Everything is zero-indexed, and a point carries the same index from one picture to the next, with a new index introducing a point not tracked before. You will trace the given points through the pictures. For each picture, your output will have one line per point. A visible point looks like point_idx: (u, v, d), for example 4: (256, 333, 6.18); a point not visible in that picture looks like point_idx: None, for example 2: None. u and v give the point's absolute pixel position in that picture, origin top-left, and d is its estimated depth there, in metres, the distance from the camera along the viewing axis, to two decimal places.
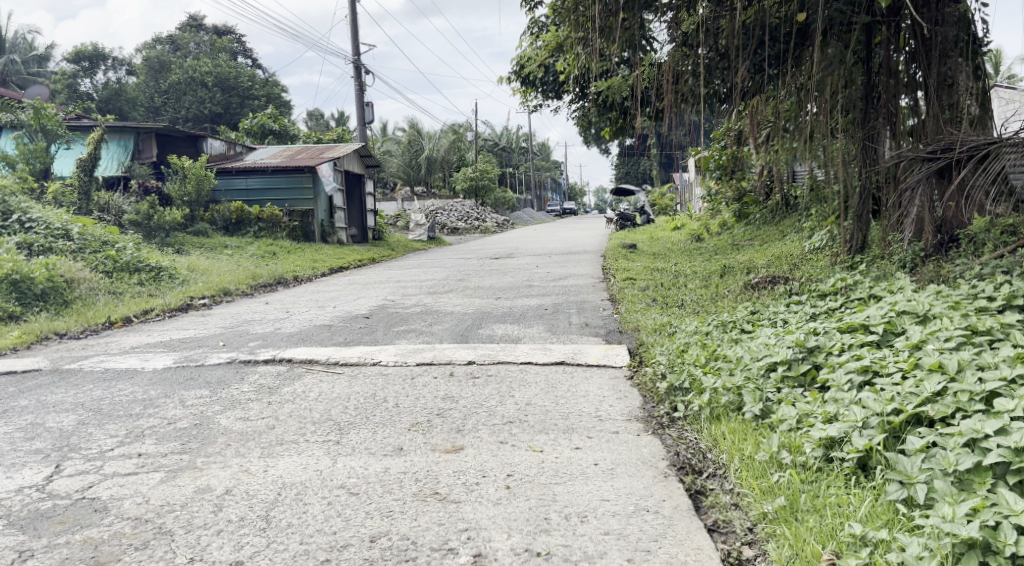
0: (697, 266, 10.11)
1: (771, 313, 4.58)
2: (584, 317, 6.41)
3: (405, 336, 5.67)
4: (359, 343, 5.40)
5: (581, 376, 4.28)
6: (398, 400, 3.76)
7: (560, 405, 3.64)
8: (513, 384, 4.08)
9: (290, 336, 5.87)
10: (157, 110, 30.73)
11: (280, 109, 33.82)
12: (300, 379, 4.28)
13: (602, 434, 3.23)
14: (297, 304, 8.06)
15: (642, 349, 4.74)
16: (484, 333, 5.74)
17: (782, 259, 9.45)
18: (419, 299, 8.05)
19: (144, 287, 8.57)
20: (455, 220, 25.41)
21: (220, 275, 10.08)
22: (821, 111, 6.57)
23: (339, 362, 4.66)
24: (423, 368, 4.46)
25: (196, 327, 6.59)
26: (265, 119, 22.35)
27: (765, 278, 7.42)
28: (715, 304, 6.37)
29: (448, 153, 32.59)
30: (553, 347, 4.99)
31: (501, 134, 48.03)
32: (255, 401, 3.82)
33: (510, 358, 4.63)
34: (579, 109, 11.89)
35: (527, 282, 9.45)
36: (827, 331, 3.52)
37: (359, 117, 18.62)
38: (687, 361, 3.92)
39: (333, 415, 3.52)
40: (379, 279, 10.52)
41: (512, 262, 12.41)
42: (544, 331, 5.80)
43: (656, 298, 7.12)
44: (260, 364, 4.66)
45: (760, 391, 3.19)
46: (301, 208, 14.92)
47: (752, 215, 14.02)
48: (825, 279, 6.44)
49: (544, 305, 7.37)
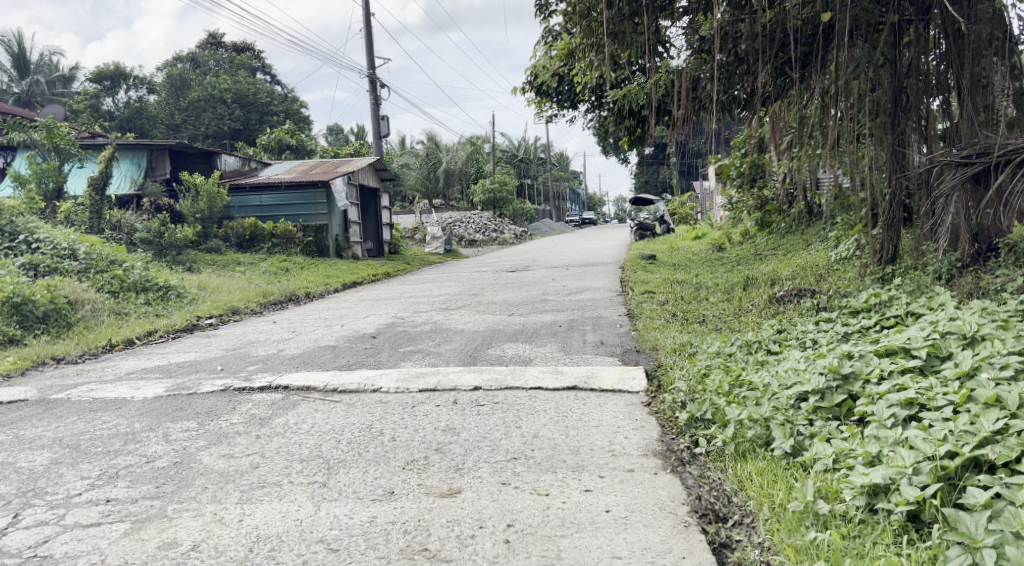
0: (719, 278, 9.74)
1: (799, 332, 4.25)
2: (599, 335, 6.10)
3: (410, 358, 5.40)
4: (362, 367, 5.14)
5: (594, 404, 3.96)
6: (396, 433, 3.49)
7: (570, 438, 3.34)
8: (521, 413, 3.78)
9: (291, 359, 5.62)
10: (177, 127, 30.90)
11: (299, 125, 33.91)
12: (295, 408, 4.03)
13: (616, 473, 2.93)
14: (304, 322, 7.83)
15: (660, 372, 4.41)
16: (493, 353, 5.45)
17: (807, 271, 9.06)
18: (430, 316, 7.78)
19: (150, 308, 8.40)
20: (473, 232, 25.18)
21: (231, 293, 9.90)
22: (845, 116, 6.23)
23: (338, 388, 4.40)
24: (426, 395, 4.18)
25: (198, 349, 6.38)
26: (282, 134, 22.32)
27: (791, 291, 7.07)
28: (738, 320, 6.03)
29: (466, 166, 32.42)
30: (565, 369, 4.69)
31: (520, 144, 47.89)
32: (243, 435, 3.57)
33: (519, 383, 4.33)
34: (595, 119, 11.62)
35: (542, 296, 9.17)
36: (863, 355, 3.20)
37: (375, 130, 18.50)
38: (708, 386, 3.60)
39: (324, 451, 3.26)
40: (392, 295, 10.30)
41: (528, 275, 12.13)
42: (557, 350, 5.51)
43: (676, 313, 6.80)
44: (255, 391, 4.42)
45: (790, 424, 2.88)
46: (315, 223, 14.74)
47: (774, 224, 13.61)
48: (856, 292, 6.08)
49: (558, 321, 7.08)
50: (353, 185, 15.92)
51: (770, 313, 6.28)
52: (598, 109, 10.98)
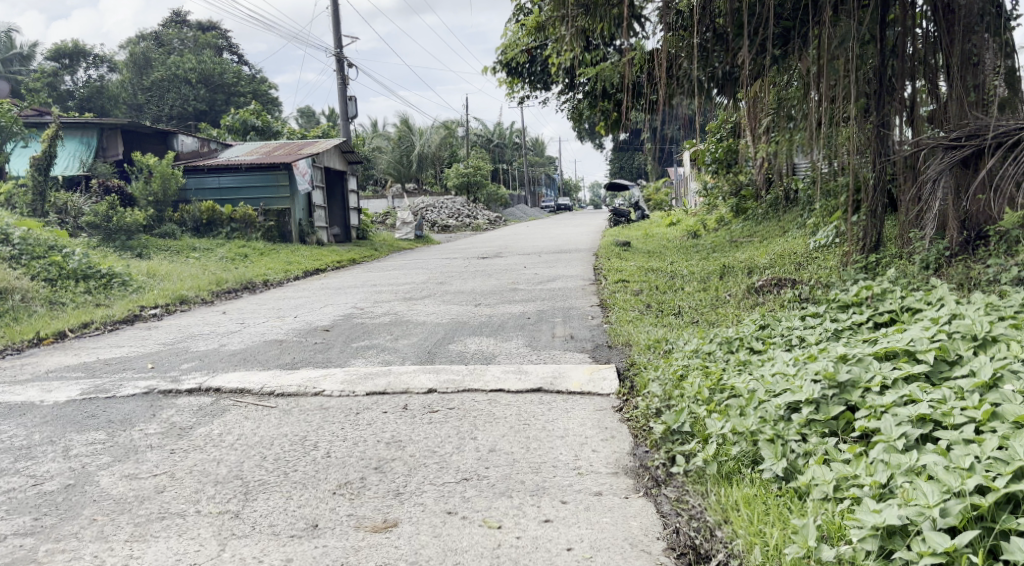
0: (694, 266, 9.39)
1: (784, 329, 3.87)
2: (570, 328, 5.69)
3: (362, 355, 4.94)
4: (308, 365, 4.67)
5: (560, 409, 3.54)
6: (332, 448, 3.04)
7: (531, 453, 2.92)
8: (478, 422, 3.35)
9: (231, 356, 5.14)
10: (140, 108, 29.91)
11: (267, 107, 33.05)
12: (222, 416, 3.58)
13: (581, 497, 2.52)
14: (256, 313, 7.33)
15: (632, 373, 4.00)
16: (453, 349, 5.01)
17: (785, 259, 8.72)
18: (391, 307, 7.32)
19: (91, 298, 7.86)
20: (445, 218, 24.67)
21: (182, 280, 9.37)
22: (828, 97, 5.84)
23: (275, 392, 3.94)
24: (373, 399, 3.74)
25: (134, 344, 5.88)
26: (247, 115, 21.60)
27: (770, 281, 6.70)
28: (716, 313, 5.66)
29: (439, 150, 31.85)
30: (530, 368, 4.27)
31: (494, 129, 47.20)
32: (156, 448, 3.11)
33: (479, 385, 3.90)
34: (568, 101, 11.16)
35: (511, 285, 8.74)
36: (860, 359, 2.81)
37: (342, 111, 17.89)
38: (685, 391, 3.21)
39: (244, 471, 2.81)
40: (354, 283, 9.82)
41: (499, 262, 11.69)
42: (523, 345, 5.09)
43: (651, 304, 6.41)
44: (182, 395, 3.96)
45: (781, 440, 2.49)
46: (277, 206, 14.11)
47: (750, 211, 13.30)
48: (842, 283, 5.73)
49: (527, 312, 6.66)
50: (317, 168, 15.33)
51: (751, 305, 5.91)
52: (572, 91, 10.54)
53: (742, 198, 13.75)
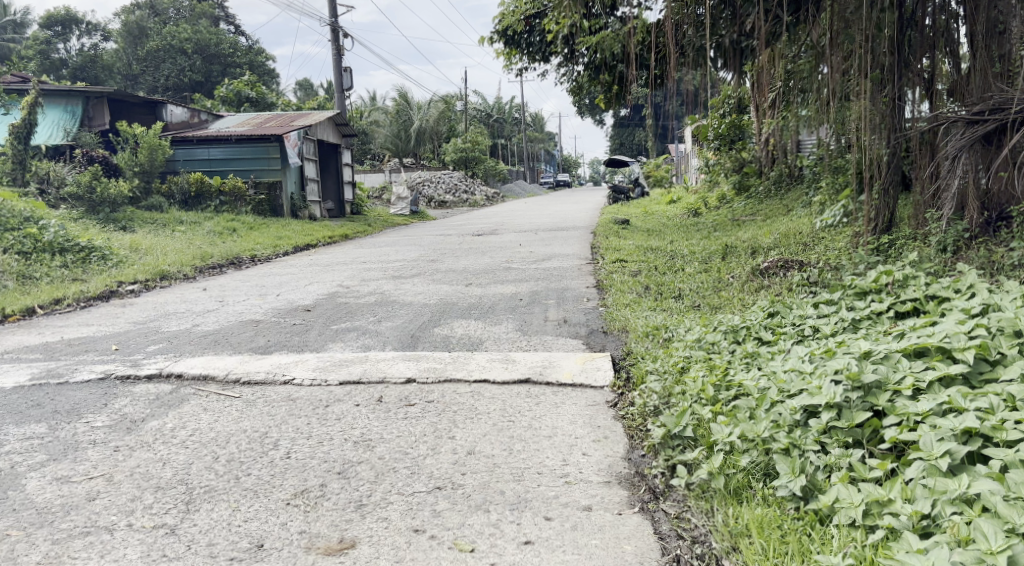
0: (695, 246, 9.04)
1: (796, 318, 3.53)
2: (563, 311, 5.36)
3: (341, 338, 4.63)
4: (281, 349, 4.36)
5: (549, 404, 3.22)
6: (293, 448, 2.73)
7: (514, 458, 2.60)
8: (458, 418, 3.03)
9: (202, 338, 4.82)
10: (135, 78, 29.40)
11: (264, 78, 32.48)
12: (179, 407, 3.26)
13: (568, 512, 2.22)
14: (237, 291, 7.01)
15: (629, 363, 3.68)
16: (438, 333, 4.68)
17: (790, 239, 8.37)
18: (378, 286, 6.99)
19: (67, 272, 7.53)
20: (442, 193, 24.28)
21: (165, 255, 9.02)
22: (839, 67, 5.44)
23: (241, 380, 3.62)
24: (346, 391, 3.43)
25: (103, 322, 5.56)
26: (241, 86, 21.11)
27: (777, 263, 6.36)
28: (719, 297, 5.32)
29: (437, 124, 31.34)
30: (519, 356, 3.95)
31: (494, 103, 46.49)
32: (98, 444, 2.80)
33: (462, 375, 3.58)
34: (567, 74, 10.65)
35: (505, 264, 8.41)
36: (887, 357, 2.49)
37: (337, 83, 17.44)
38: (686, 388, 2.89)
39: (190, 475, 2.49)
40: (343, 259, 9.48)
41: (494, 239, 11.35)
42: (513, 330, 4.77)
43: (649, 286, 6.08)
44: (140, 382, 3.64)
45: (798, 451, 2.18)
46: (268, 179, 13.72)
47: (753, 188, 12.94)
48: (853, 266, 5.40)
49: (519, 293, 6.34)
50: (309, 140, 14.90)
51: (757, 289, 5.58)
52: (572, 63, 10.12)
53: (745, 174, 13.39)
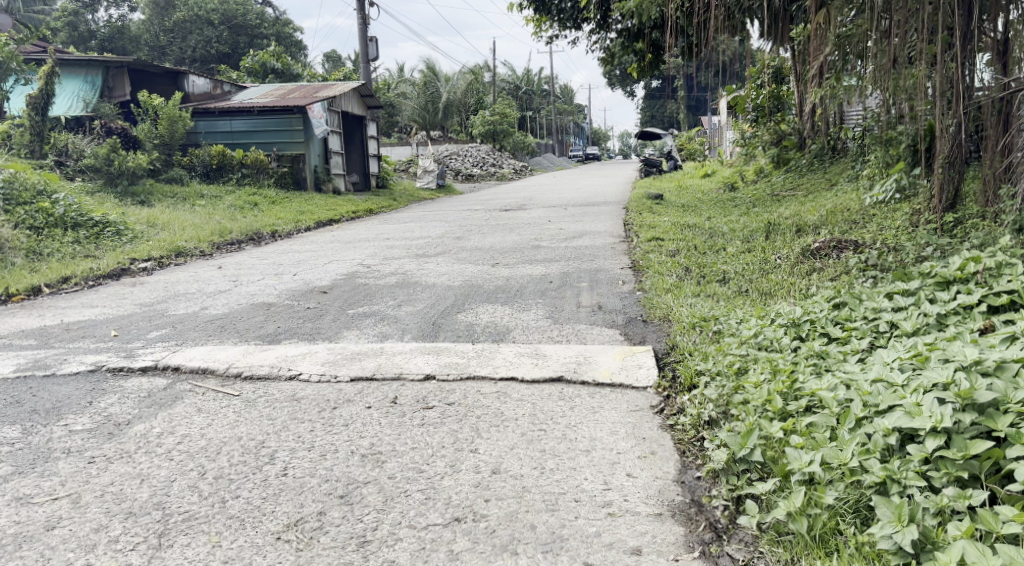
0: (735, 223, 8.55)
1: (868, 309, 3.08)
2: (597, 296, 4.94)
3: (358, 325, 4.27)
4: (291, 337, 4.01)
5: (585, 409, 2.82)
6: (291, 463, 2.37)
7: (547, 479, 2.22)
8: (482, 426, 2.65)
9: (209, 322, 4.49)
10: (162, 50, 29.15)
11: (291, 50, 32.07)
12: (172, 407, 2.92)
13: (611, 557, 1.84)
14: (253, 269, 6.69)
15: (674, 361, 3.28)
16: (461, 321, 4.31)
17: (837, 216, 7.83)
18: (400, 265, 6.63)
19: (80, 248, 7.28)
20: (469, 166, 23.85)
21: (183, 230, 8.75)
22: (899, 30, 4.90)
23: (243, 374, 3.28)
24: (359, 390, 3.06)
25: (109, 303, 5.26)
26: (266, 57, 20.75)
27: (829, 243, 5.85)
28: (768, 282, 4.86)
29: (465, 96, 30.82)
30: (551, 349, 3.56)
31: (523, 74, 45.70)
32: (72, 454, 2.46)
33: (487, 372, 3.19)
34: (599, 42, 10.14)
35: (534, 241, 7.99)
36: (1003, 367, 2.03)
37: (363, 53, 17.01)
38: (746, 395, 2.47)
39: (170, 497, 2.14)
40: (365, 236, 9.14)
41: (522, 215, 10.94)
42: (543, 317, 4.38)
43: (690, 267, 5.62)
44: (133, 375, 3.32)
45: (899, 488, 1.76)
46: (291, 152, 13.39)
47: (793, 161, 12.33)
48: (917, 248, 4.92)
49: (548, 274, 5.94)
50: (334, 111, 14.52)
51: (810, 274, 5.11)
52: (605, 30, 9.57)
53: (783, 147, 12.77)
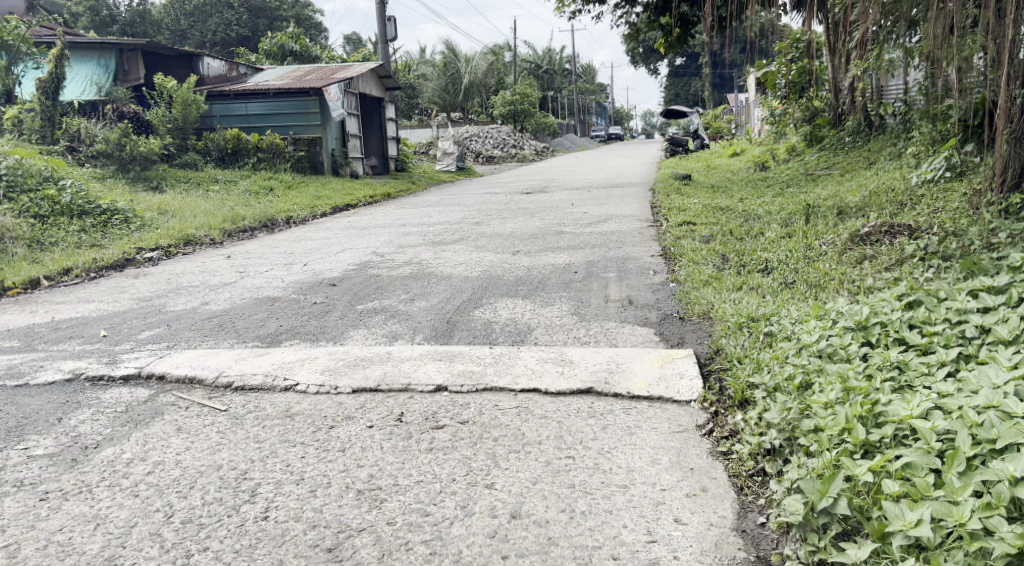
0: (769, 205, 8.04)
1: (950, 309, 2.64)
2: (627, 289, 4.52)
3: (367, 323, 3.91)
4: (293, 338, 3.65)
5: (620, 429, 2.43)
6: (274, 501, 2.00)
7: (578, 527, 1.85)
8: (501, 452, 2.27)
9: (207, 320, 4.14)
10: (183, 34, 28.88)
11: (311, 32, 31.72)
12: (148, 425, 2.56)
13: None
14: (263, 259, 6.36)
15: (720, 370, 2.88)
16: (479, 318, 3.93)
17: (881, 197, 7.24)
18: (415, 253, 6.25)
19: (85, 237, 6.98)
20: (489, 148, 23.38)
21: (194, 217, 8.45)
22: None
23: (233, 385, 2.92)
24: (362, 405, 2.69)
25: (106, 297, 4.94)
26: (284, 39, 20.39)
27: (879, 227, 5.35)
28: (817, 272, 4.41)
29: (486, 77, 30.32)
30: (579, 353, 3.15)
31: (545, 53, 44.94)
32: (23, 489, 2.11)
33: (506, 383, 2.81)
34: (623, 18, 9.63)
35: (557, 227, 7.58)
36: None
37: (381, 33, 16.56)
38: (815, 418, 2.07)
39: (125, 551, 1.80)
40: (382, 222, 8.77)
41: (544, 198, 10.50)
42: (568, 313, 3.98)
43: (728, 255, 5.18)
44: (114, 385, 2.97)
45: None
46: (307, 135, 13.05)
47: (827, 138, 11.69)
48: (983, 233, 4.42)
49: (573, 263, 5.54)
50: (351, 93, 14.14)
51: (862, 263, 4.64)
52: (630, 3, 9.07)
53: (816, 125, 12.12)
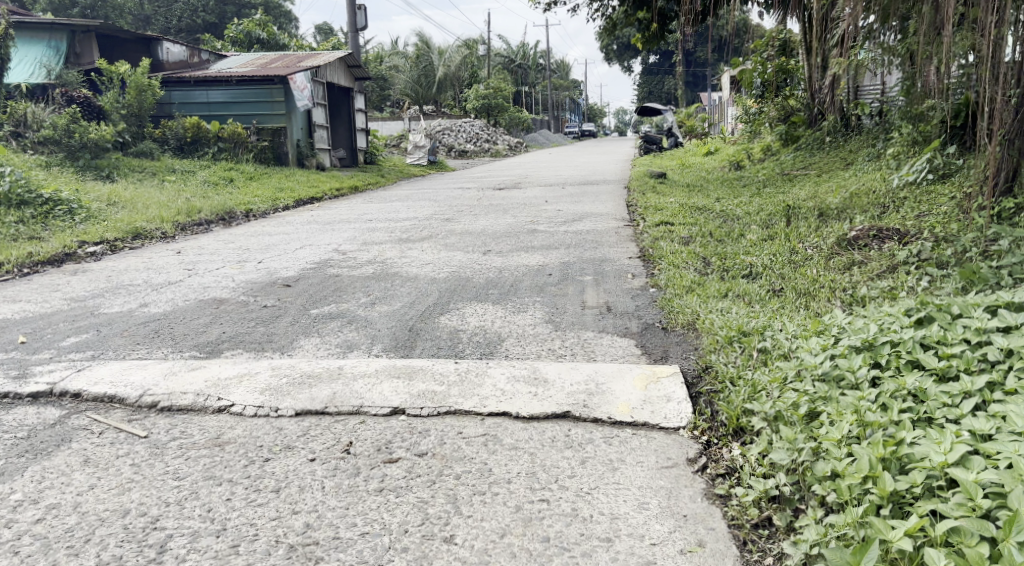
0: (748, 205, 7.80)
1: (967, 330, 2.32)
2: (604, 294, 4.21)
3: (321, 330, 3.55)
4: (237, 347, 3.28)
5: (601, 464, 2.11)
6: (186, 561, 1.69)
7: None
8: (463, 494, 1.94)
9: (144, 325, 3.75)
10: (148, 19, 28.00)
11: (281, 20, 31.03)
12: (49, 457, 2.19)
13: None
14: (215, 256, 5.95)
15: (710, 393, 2.57)
16: (445, 326, 3.59)
17: (862, 198, 6.97)
18: (380, 252, 5.89)
19: (24, 229, 6.50)
20: (461, 142, 22.98)
21: (146, 208, 7.98)
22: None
23: (159, 406, 2.55)
24: (306, 433, 2.33)
25: (35, 296, 4.52)
26: (251, 26, 19.79)
27: (867, 231, 5.10)
28: (804, 279, 4.13)
29: (459, 70, 29.85)
30: (555, 369, 2.82)
31: (518, 49, 44.47)
32: None
33: (472, 406, 2.47)
34: (598, 11, 9.31)
35: (529, 225, 7.25)
36: None
37: (350, 22, 16.06)
38: (830, 460, 1.77)
39: None
40: (346, 217, 8.38)
41: (516, 195, 10.16)
42: (542, 321, 3.66)
43: (710, 259, 4.89)
44: (20, 405, 2.59)
45: None
46: (271, 124, 12.56)
47: (803, 138, 11.47)
48: (979, 239, 4.16)
49: (545, 264, 5.22)
50: (318, 83, 13.66)
51: (851, 269, 4.37)
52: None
53: (791, 124, 11.90)
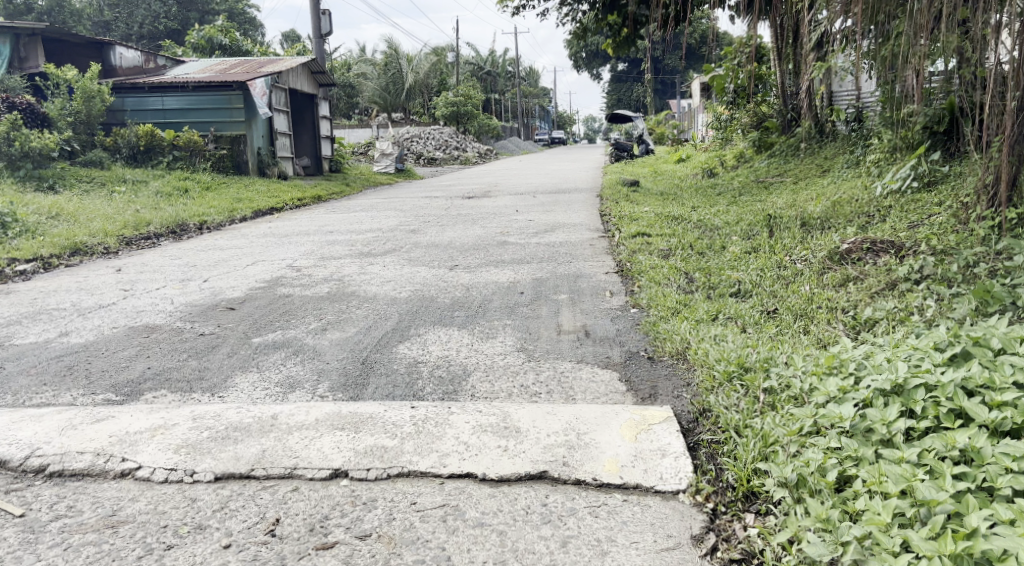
0: (725, 214, 7.49)
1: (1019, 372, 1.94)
2: (581, 316, 3.82)
3: (261, 364, 3.11)
4: (159, 388, 2.83)
5: (586, 548, 1.72)
6: None
7: None
8: None
9: (59, 358, 3.29)
10: (106, 25, 27.08)
11: (245, 26, 30.32)
12: None
13: None
14: (157, 274, 5.47)
15: (710, 446, 2.18)
16: (402, 357, 3.17)
17: (845, 206, 6.68)
18: (338, 267, 5.46)
19: None
20: (430, 150, 22.53)
21: (89, 221, 7.44)
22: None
23: (47, 470, 2.09)
24: (223, 508, 1.89)
25: None
26: (212, 31, 19.15)
27: (860, 243, 4.75)
28: (799, 298, 3.77)
29: (428, 77, 29.40)
30: (529, 412, 2.41)
31: (488, 56, 44.08)
32: None
33: (429, 466, 2.06)
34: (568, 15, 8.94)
35: (499, 236, 6.84)
36: None
37: (314, 27, 15.55)
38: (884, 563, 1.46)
39: None
40: (306, 228, 7.91)
41: (486, 204, 9.76)
42: (513, 349, 3.25)
43: (694, 275, 4.53)
44: None
45: None
46: (230, 132, 12.00)
47: (776, 145, 11.21)
48: (985, 254, 3.81)
49: (515, 281, 4.82)
50: (280, 88, 13.13)
51: (847, 286, 4.02)
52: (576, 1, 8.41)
53: (764, 130, 11.66)
